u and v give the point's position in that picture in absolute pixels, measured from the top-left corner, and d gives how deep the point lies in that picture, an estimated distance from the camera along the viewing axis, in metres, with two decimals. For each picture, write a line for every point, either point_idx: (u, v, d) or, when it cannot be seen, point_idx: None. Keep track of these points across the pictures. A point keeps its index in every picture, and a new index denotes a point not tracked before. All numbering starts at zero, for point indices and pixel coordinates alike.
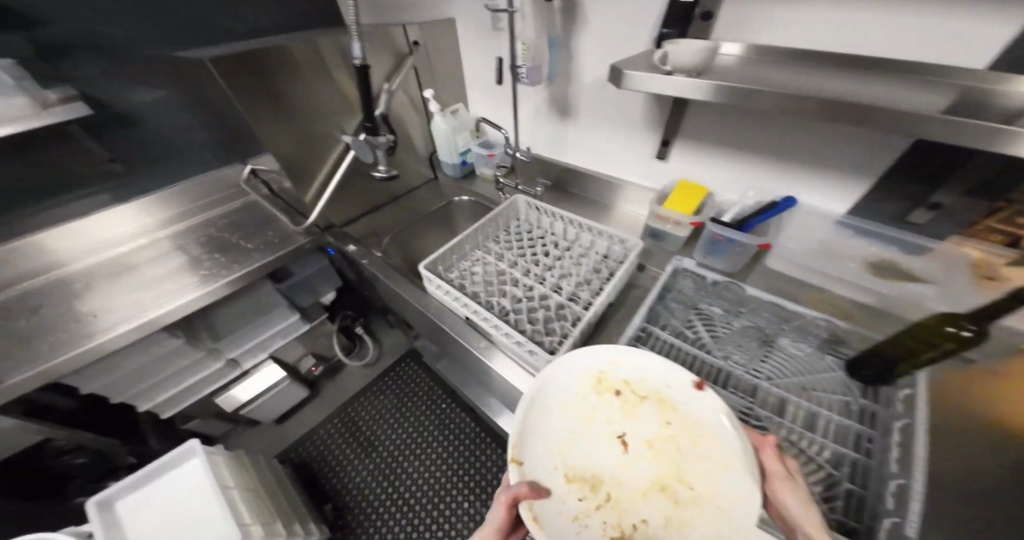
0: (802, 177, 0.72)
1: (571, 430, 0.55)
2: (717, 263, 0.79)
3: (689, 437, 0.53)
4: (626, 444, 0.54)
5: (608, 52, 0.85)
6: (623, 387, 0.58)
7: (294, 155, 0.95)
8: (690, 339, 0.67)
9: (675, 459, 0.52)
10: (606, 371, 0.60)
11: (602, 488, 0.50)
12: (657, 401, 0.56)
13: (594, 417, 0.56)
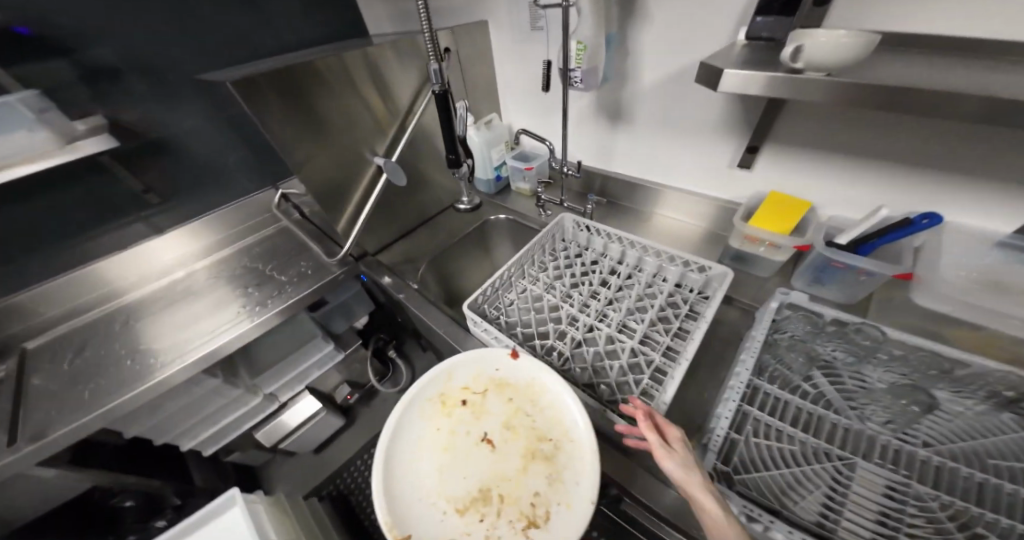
0: (948, 185, 0.58)
1: (447, 466, 0.55)
2: (830, 292, 0.67)
3: (523, 410, 0.60)
4: (490, 442, 0.58)
5: (673, 49, 0.73)
6: (467, 396, 0.62)
7: (325, 183, 0.85)
8: (807, 397, 0.56)
9: (527, 433, 0.58)
10: (443, 391, 0.63)
11: (494, 491, 0.53)
12: (493, 388, 0.63)
13: (447, 446, 0.58)
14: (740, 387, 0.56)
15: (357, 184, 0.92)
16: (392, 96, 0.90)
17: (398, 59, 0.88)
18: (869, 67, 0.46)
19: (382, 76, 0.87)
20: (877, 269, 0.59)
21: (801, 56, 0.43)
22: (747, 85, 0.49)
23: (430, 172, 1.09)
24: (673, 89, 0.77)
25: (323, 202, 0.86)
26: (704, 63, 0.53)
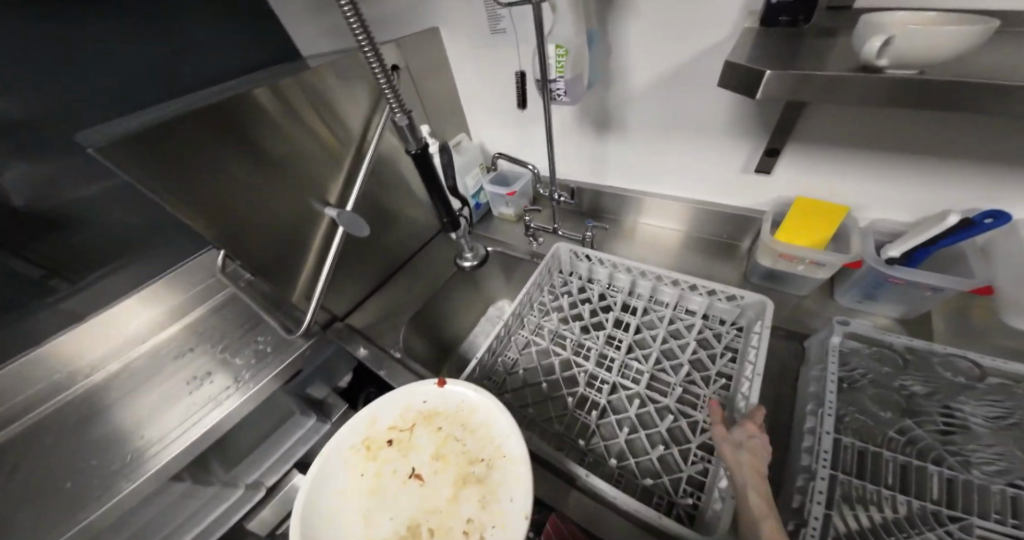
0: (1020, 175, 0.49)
1: (364, 522, 0.41)
2: (885, 306, 0.58)
3: (455, 432, 0.47)
4: (420, 477, 0.45)
5: (665, 46, 0.62)
6: (391, 433, 0.48)
7: (268, 249, 0.69)
8: (903, 451, 0.44)
9: (457, 458, 0.45)
10: (360, 432, 0.48)
11: (423, 533, 0.40)
12: (422, 418, 0.49)
13: (363, 496, 0.43)
14: (824, 447, 0.44)
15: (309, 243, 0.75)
16: (338, 131, 0.74)
17: (342, 85, 0.72)
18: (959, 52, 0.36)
19: (322, 108, 0.70)
20: (949, 284, 0.51)
21: (888, 52, 0.32)
22: (807, 86, 0.37)
23: (400, 209, 0.93)
24: (670, 92, 0.67)
25: (268, 273, 0.70)
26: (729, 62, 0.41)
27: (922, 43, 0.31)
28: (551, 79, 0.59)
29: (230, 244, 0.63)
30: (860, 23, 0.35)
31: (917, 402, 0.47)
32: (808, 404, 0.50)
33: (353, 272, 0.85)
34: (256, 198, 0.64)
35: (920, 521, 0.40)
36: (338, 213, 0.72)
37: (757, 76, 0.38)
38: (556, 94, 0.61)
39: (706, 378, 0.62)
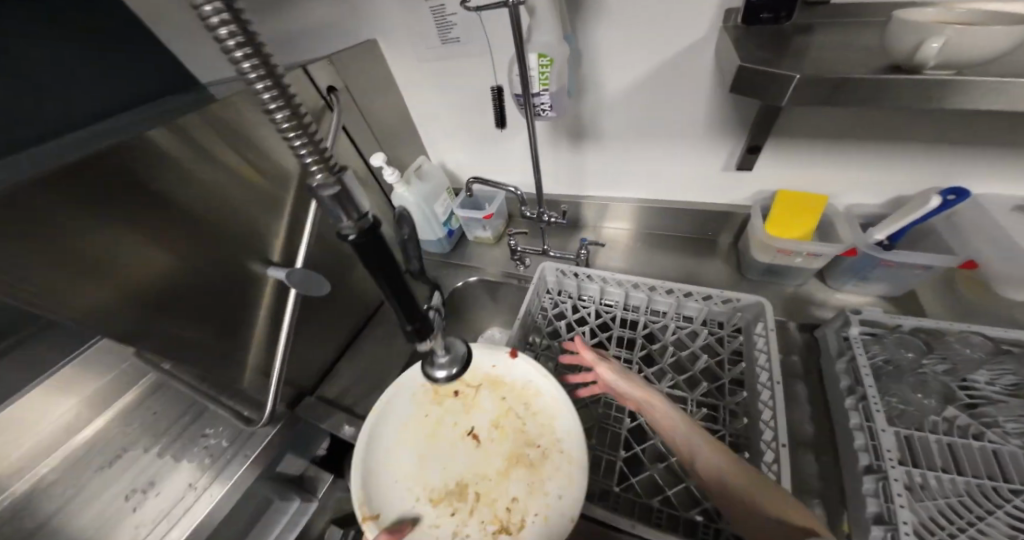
0: (971, 155, 0.54)
1: (421, 459, 0.44)
2: (871, 288, 0.62)
3: (520, 404, 0.47)
4: (477, 439, 0.45)
5: (643, 48, 0.58)
6: (457, 386, 0.49)
7: (205, 336, 0.53)
8: (951, 432, 0.44)
9: (515, 434, 0.45)
10: (430, 377, 0.50)
11: (470, 495, 0.41)
12: (489, 382, 0.49)
13: (422, 438, 0.45)
14: (885, 445, 0.43)
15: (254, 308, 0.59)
16: (276, 170, 0.59)
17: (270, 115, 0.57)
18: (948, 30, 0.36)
19: (251, 145, 0.55)
20: (936, 262, 0.54)
21: (942, 52, 0.32)
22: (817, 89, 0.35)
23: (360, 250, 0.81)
24: (647, 98, 0.64)
25: (211, 364, 0.54)
26: (748, 68, 0.40)
27: (978, 42, 0.31)
28: (534, 93, 0.53)
29: (150, 341, 0.47)
30: (892, 26, 0.35)
31: (943, 381, 0.48)
32: (847, 400, 0.49)
33: (318, 334, 0.72)
34: (179, 274, 0.48)
35: (985, 500, 0.39)
36: (288, 273, 0.59)
37: (785, 81, 0.38)
38: (540, 110, 0.55)
39: (723, 386, 0.59)
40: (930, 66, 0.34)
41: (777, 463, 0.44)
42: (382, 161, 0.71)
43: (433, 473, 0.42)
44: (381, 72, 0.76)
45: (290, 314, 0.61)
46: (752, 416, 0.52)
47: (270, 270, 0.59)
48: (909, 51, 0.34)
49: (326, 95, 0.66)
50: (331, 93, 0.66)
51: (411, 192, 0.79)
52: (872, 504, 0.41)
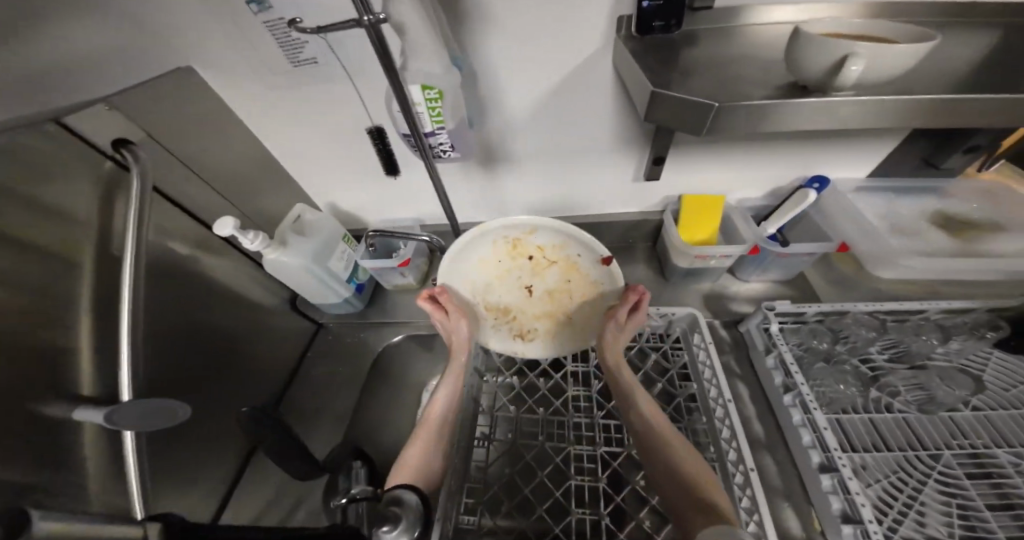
0: (834, 148, 0.58)
1: (486, 277, 0.66)
2: (773, 275, 0.66)
3: (584, 299, 0.63)
4: (558, 269, 0.66)
5: (536, 65, 0.52)
6: (535, 251, 0.66)
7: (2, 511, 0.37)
8: (864, 407, 0.52)
9: (560, 299, 0.65)
10: (518, 237, 0.66)
11: (511, 314, 0.65)
12: (563, 265, 0.66)
13: (492, 272, 0.66)
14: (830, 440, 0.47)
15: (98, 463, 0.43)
16: (50, 266, 0.41)
17: (29, 190, 0.39)
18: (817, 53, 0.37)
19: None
20: (820, 248, 0.59)
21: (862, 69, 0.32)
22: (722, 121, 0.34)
23: (223, 341, 0.62)
24: (547, 119, 0.59)
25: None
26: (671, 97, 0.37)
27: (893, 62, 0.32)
28: (428, 132, 0.44)
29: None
30: (801, 43, 0.33)
31: (857, 363, 0.56)
32: (785, 397, 0.53)
33: (195, 463, 0.56)
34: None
35: (913, 469, 0.47)
36: (109, 416, 0.43)
37: (707, 110, 0.35)
38: (442, 151, 0.48)
39: (679, 405, 0.60)
40: (841, 87, 0.34)
41: (750, 488, 0.45)
42: (235, 228, 0.53)
43: (489, 291, 0.66)
44: (211, 108, 0.58)
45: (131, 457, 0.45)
46: (712, 438, 0.52)
47: (74, 412, 0.42)
48: (823, 71, 0.33)
49: (119, 156, 0.47)
50: (122, 149, 0.47)
51: (290, 254, 0.62)
52: (836, 501, 0.45)
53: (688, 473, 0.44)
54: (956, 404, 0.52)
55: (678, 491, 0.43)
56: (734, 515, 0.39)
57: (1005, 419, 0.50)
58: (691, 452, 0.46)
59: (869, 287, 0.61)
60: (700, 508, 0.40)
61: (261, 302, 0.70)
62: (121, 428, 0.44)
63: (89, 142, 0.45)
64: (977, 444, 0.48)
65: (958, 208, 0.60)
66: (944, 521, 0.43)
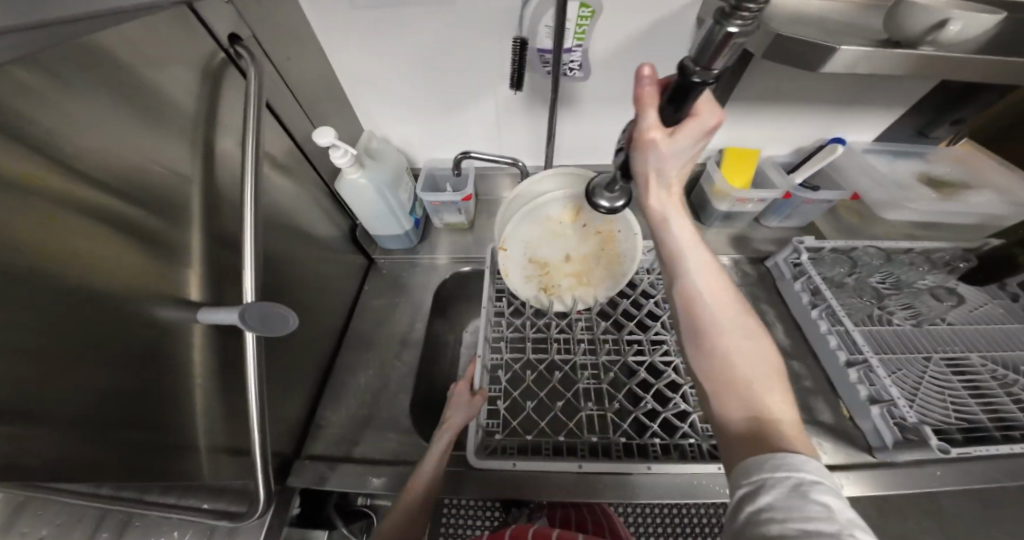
0: (854, 111, 0.70)
1: (531, 237, 0.65)
2: (791, 221, 0.77)
3: (611, 267, 0.67)
4: (602, 237, 0.65)
5: (636, 8, 0.56)
6: (587, 220, 0.64)
7: (136, 391, 0.38)
8: (873, 320, 0.64)
9: (591, 262, 0.67)
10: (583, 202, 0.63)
11: (545, 269, 0.67)
12: (606, 236, 0.65)
13: (544, 230, 0.64)
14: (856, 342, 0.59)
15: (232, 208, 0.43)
16: (160, 173, 0.40)
17: (149, 69, 0.39)
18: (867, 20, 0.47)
19: (116, 126, 0.36)
20: (838, 196, 0.70)
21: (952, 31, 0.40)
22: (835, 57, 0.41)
23: (292, 265, 0.61)
24: (623, 65, 0.63)
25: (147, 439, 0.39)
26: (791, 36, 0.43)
27: (972, 27, 0.40)
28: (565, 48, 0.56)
29: (40, 427, 0.31)
30: (902, 11, 0.41)
31: (865, 282, 0.66)
32: (814, 311, 0.64)
33: (285, 377, 0.57)
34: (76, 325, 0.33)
35: (914, 367, 0.59)
36: (241, 315, 0.42)
37: (830, 52, 0.41)
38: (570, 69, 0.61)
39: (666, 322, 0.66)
40: (925, 43, 0.42)
41: None
42: (334, 139, 0.54)
43: (532, 243, 0.65)
44: (295, 23, 0.58)
45: (250, 356, 0.45)
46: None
47: (195, 315, 0.44)
48: (922, 30, 0.41)
49: (231, 51, 0.48)
50: (236, 43, 0.48)
51: (366, 176, 0.63)
52: (863, 389, 0.56)
53: (741, 373, 0.37)
54: (938, 320, 0.64)
55: (721, 417, 0.37)
56: (810, 452, 0.32)
57: (973, 329, 0.63)
58: (738, 334, 0.39)
59: (868, 232, 0.74)
60: (741, 439, 0.34)
61: (327, 233, 0.70)
62: (245, 328, 0.43)
63: (208, 28, 0.45)
64: (957, 350, 0.61)
65: (940, 170, 0.73)
66: (943, 406, 0.55)
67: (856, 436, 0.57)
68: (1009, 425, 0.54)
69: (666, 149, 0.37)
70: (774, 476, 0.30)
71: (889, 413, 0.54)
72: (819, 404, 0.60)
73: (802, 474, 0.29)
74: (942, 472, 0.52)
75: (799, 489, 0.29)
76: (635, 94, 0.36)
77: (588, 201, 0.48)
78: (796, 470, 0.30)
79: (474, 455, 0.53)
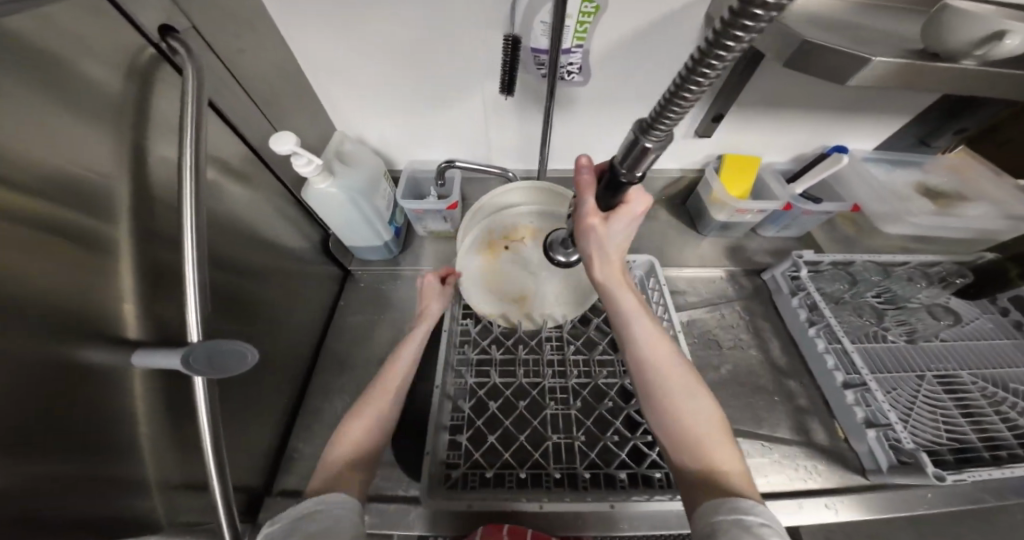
0: (857, 118, 0.67)
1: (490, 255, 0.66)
2: (788, 231, 0.75)
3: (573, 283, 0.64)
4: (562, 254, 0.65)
5: (637, 6, 0.51)
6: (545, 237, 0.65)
7: (59, 452, 0.32)
8: (867, 337, 0.62)
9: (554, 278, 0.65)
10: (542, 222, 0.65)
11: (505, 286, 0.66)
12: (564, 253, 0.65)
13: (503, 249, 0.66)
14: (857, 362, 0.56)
15: (167, 227, 0.37)
16: (79, 195, 0.33)
17: (61, 62, 0.32)
18: (883, 31, 0.44)
19: (21, 132, 0.29)
20: (838, 208, 0.67)
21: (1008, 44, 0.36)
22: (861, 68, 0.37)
23: (253, 282, 0.54)
24: (620, 67, 0.58)
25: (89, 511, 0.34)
26: (810, 42, 0.38)
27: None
28: (566, 46, 0.52)
29: None
30: (948, 18, 0.37)
31: (863, 300, 0.64)
32: (811, 329, 0.61)
33: (253, 411, 0.52)
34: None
35: (907, 387, 0.58)
36: (184, 359, 0.36)
37: (861, 64, 0.37)
38: (568, 72, 0.56)
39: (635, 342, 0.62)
40: (972, 56, 0.38)
41: None
42: (294, 145, 0.48)
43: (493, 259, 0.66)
44: (247, 9, 0.51)
45: (202, 402, 0.38)
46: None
47: (130, 357, 0.37)
48: (970, 42, 0.37)
49: (162, 45, 0.40)
50: (169, 36, 0.40)
51: (336, 184, 0.57)
52: (860, 411, 0.54)
53: (690, 428, 0.38)
54: (932, 335, 0.63)
55: (679, 466, 0.38)
56: (758, 498, 0.34)
57: (962, 346, 0.62)
58: (685, 397, 0.40)
59: (866, 243, 0.72)
60: (698, 485, 0.35)
61: (296, 244, 0.64)
62: (194, 372, 0.36)
63: (131, 22, 0.38)
64: (948, 367, 0.60)
65: (936, 180, 0.71)
66: (934, 427, 0.54)
67: (850, 456, 0.56)
68: (999, 446, 0.53)
69: (604, 231, 0.40)
70: (729, 520, 0.31)
71: (885, 436, 0.52)
72: (816, 424, 0.59)
73: (751, 517, 0.31)
74: (933, 493, 0.52)
75: (752, 531, 0.30)
76: (576, 180, 0.41)
77: (545, 254, 0.55)
78: (746, 514, 0.31)
79: (426, 493, 0.48)
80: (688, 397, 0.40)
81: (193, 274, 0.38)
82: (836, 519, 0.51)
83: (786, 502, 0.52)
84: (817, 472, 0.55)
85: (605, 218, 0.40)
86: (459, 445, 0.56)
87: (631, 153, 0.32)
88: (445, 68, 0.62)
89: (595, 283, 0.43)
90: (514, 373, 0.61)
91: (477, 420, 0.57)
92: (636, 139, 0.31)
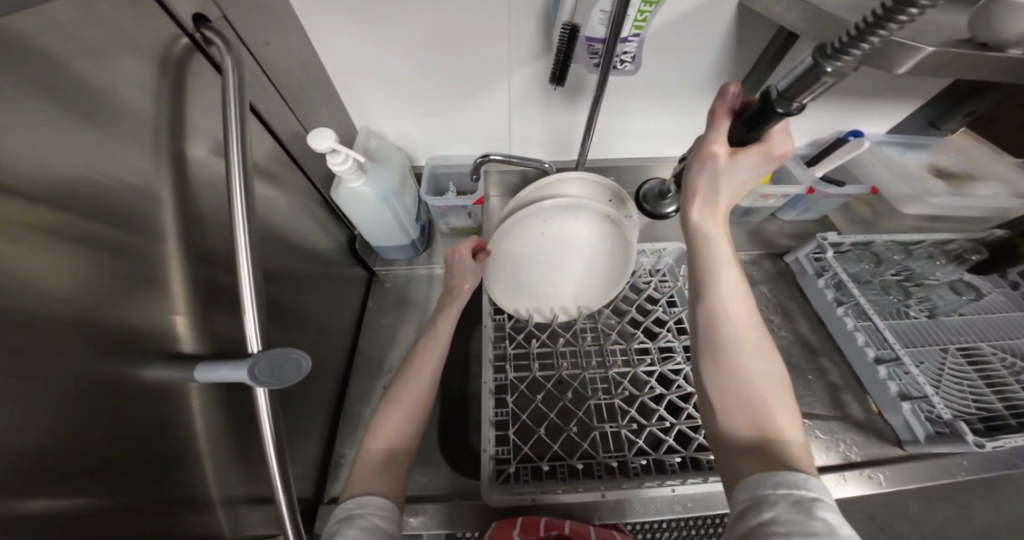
0: (875, 102, 0.68)
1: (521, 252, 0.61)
2: (808, 214, 0.78)
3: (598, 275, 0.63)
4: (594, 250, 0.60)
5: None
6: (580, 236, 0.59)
7: (132, 471, 0.31)
8: (889, 314, 0.65)
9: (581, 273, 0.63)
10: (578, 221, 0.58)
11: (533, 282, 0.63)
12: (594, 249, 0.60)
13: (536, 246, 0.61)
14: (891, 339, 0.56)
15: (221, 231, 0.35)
16: (127, 202, 0.32)
17: (102, 64, 0.30)
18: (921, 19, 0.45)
19: (67, 143, 0.28)
20: (857, 191, 0.70)
21: None
22: (908, 53, 0.38)
23: (289, 285, 0.52)
24: (652, 56, 0.58)
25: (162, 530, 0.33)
26: None
27: None
28: (623, 37, 0.50)
29: None
30: (998, 9, 0.38)
31: (885, 278, 0.66)
32: (839, 309, 0.63)
33: (298, 417, 0.51)
34: (36, 413, 0.25)
35: (935, 360, 0.60)
36: (250, 369, 0.35)
37: (912, 52, 0.38)
38: (621, 61, 0.54)
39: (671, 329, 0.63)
40: (1016, 46, 0.40)
41: None
42: (333, 142, 0.47)
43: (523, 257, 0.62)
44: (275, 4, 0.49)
45: (265, 410, 0.38)
46: None
47: (193, 373, 0.36)
48: (1016, 32, 0.38)
49: (198, 37, 0.39)
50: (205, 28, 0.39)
51: (369, 183, 0.55)
52: (893, 385, 0.56)
53: (753, 394, 0.34)
54: (951, 310, 0.65)
55: (726, 428, 0.34)
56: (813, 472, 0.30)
57: (982, 320, 0.65)
58: (757, 363, 0.36)
59: (883, 224, 0.75)
60: (750, 452, 0.32)
61: (326, 246, 0.62)
62: (261, 383, 0.36)
63: (168, 13, 0.36)
64: (968, 339, 0.62)
65: (946, 161, 0.74)
66: (962, 397, 0.56)
67: (885, 430, 0.58)
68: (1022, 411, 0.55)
69: (726, 165, 0.39)
70: (779, 493, 0.28)
71: (920, 408, 0.54)
72: (849, 401, 0.61)
73: (804, 493, 0.27)
74: (968, 462, 0.54)
75: (803, 506, 0.26)
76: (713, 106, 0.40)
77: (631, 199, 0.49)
78: (797, 488, 0.28)
79: (485, 490, 0.48)
80: (756, 358, 0.36)
81: (246, 275, 0.37)
82: (878, 491, 0.53)
83: (832, 476, 0.53)
84: (855, 447, 0.57)
85: (731, 152, 0.39)
86: (506, 440, 0.56)
87: (789, 93, 0.31)
88: (472, 61, 0.61)
89: (690, 220, 0.42)
90: (554, 366, 0.61)
91: (522, 415, 0.57)
92: (798, 80, 0.30)
